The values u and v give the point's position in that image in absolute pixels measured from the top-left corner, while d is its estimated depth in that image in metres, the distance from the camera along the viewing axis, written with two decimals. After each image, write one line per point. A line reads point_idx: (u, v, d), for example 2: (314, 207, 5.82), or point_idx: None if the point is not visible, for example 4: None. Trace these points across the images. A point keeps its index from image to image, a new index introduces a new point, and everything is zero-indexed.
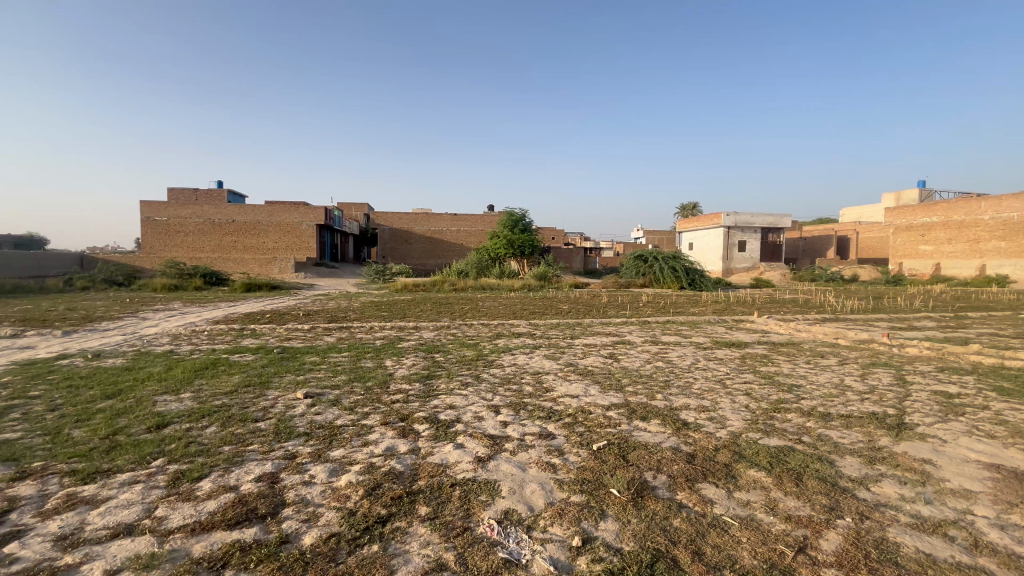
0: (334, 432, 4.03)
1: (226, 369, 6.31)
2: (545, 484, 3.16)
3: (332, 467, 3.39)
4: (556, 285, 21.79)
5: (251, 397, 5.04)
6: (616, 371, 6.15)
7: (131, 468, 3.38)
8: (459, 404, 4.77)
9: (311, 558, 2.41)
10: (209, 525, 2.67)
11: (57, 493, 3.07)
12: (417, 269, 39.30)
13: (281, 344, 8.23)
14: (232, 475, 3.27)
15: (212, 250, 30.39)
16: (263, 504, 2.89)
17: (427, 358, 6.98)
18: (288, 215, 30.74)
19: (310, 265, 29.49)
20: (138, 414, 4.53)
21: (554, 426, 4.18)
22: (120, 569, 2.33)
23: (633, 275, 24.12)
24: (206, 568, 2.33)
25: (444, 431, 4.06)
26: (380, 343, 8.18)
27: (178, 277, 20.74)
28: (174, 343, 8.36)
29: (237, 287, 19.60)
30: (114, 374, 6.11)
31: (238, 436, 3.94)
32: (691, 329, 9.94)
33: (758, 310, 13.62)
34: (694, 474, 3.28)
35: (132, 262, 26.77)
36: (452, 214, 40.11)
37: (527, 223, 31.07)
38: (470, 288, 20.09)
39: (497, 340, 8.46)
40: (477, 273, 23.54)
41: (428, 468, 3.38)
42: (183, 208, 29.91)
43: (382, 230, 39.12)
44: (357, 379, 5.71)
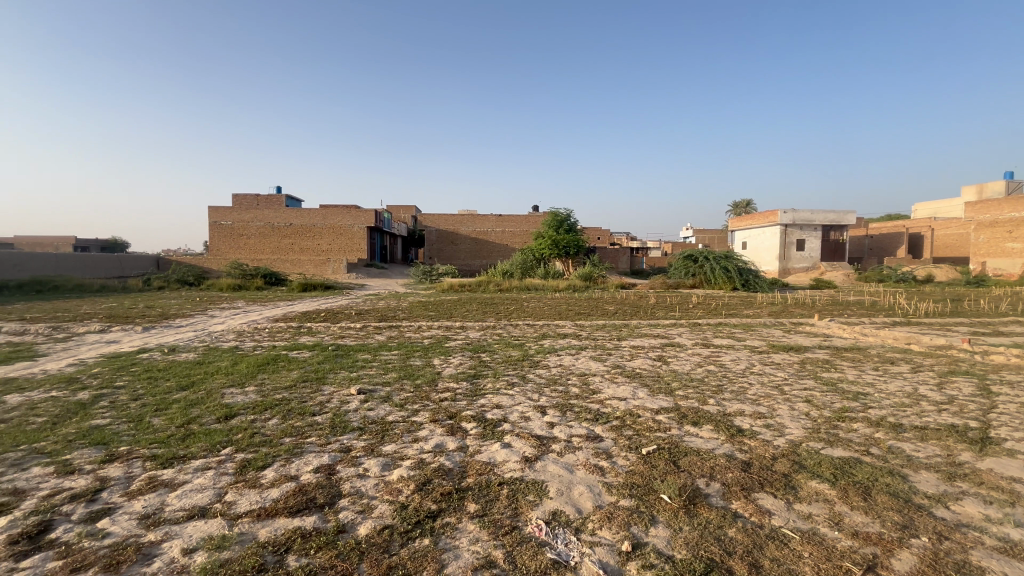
0: (386, 427, 4.17)
1: (285, 365, 6.67)
2: (592, 487, 3.13)
3: (385, 461, 3.51)
4: (602, 285, 21.52)
5: (309, 392, 5.31)
6: (666, 374, 6.00)
7: (203, 455, 3.64)
8: (506, 404, 4.80)
9: (366, 548, 2.50)
10: (273, 512, 2.83)
11: (140, 475, 3.36)
12: (463, 269, 39.91)
13: (335, 341, 8.62)
14: (293, 466, 3.45)
15: (272, 251, 32.17)
16: (321, 494, 3.03)
17: (474, 357, 7.08)
18: (341, 218, 32.07)
19: (361, 265, 30.59)
20: (208, 405, 4.87)
21: (601, 428, 4.14)
22: (195, 548, 2.52)
23: (682, 276, 23.43)
24: (272, 552, 2.47)
25: (491, 429, 4.11)
26: (428, 342, 8.38)
27: (242, 277, 22.09)
28: (239, 340, 8.93)
29: (294, 287, 20.65)
30: (187, 368, 6.60)
31: (297, 429, 4.15)
32: (746, 332, 9.54)
33: (819, 313, 12.88)
34: (750, 483, 3.15)
35: (201, 263, 28.80)
36: (497, 215, 40.48)
37: (573, 223, 30.82)
38: (515, 288, 20.20)
39: (543, 340, 8.46)
40: (522, 273, 23.64)
41: (476, 466, 3.43)
42: (246, 212, 31.86)
43: (429, 231, 40.04)
44: (407, 377, 5.87)
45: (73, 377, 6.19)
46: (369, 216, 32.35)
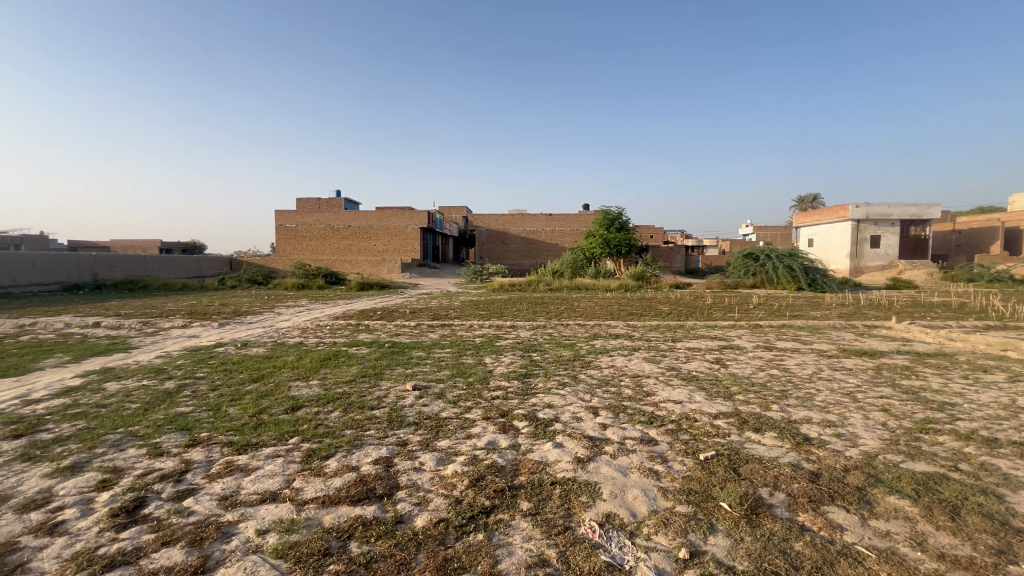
0: (440, 423, 4.27)
1: (345, 361, 6.99)
2: (647, 491, 3.06)
3: (439, 456, 3.60)
4: (655, 285, 20.95)
5: (367, 386, 5.55)
6: (724, 378, 5.75)
7: (273, 443, 3.89)
8: (557, 403, 4.79)
9: (423, 540, 2.58)
10: (337, 500, 2.98)
11: (218, 460, 3.64)
12: (513, 269, 40.12)
13: (391, 338, 8.94)
14: (354, 457, 3.62)
15: (332, 252, 33.80)
16: (380, 485, 3.16)
17: (524, 356, 7.11)
18: (396, 220, 33.18)
19: (415, 265, 31.47)
20: (277, 397, 5.20)
21: (656, 432, 4.04)
22: (268, 529, 2.70)
23: (741, 275, 22.37)
24: (336, 537, 2.61)
25: (543, 429, 4.11)
26: (479, 341, 8.50)
27: (305, 277, 23.37)
28: (303, 336, 9.46)
29: (352, 286, 21.58)
30: (258, 362, 7.07)
31: (357, 422, 4.34)
32: (813, 334, 8.98)
33: (897, 315, 11.88)
34: (819, 495, 2.96)
35: (269, 263, 30.75)
36: (547, 214, 40.42)
37: (624, 221, 30.17)
38: (566, 288, 20.08)
39: (594, 341, 8.35)
40: (572, 273, 23.45)
41: (529, 464, 3.45)
42: (309, 215, 33.68)
43: (479, 232, 40.61)
44: (460, 375, 5.99)
45: (160, 368, 6.80)
46: (422, 217, 33.24)
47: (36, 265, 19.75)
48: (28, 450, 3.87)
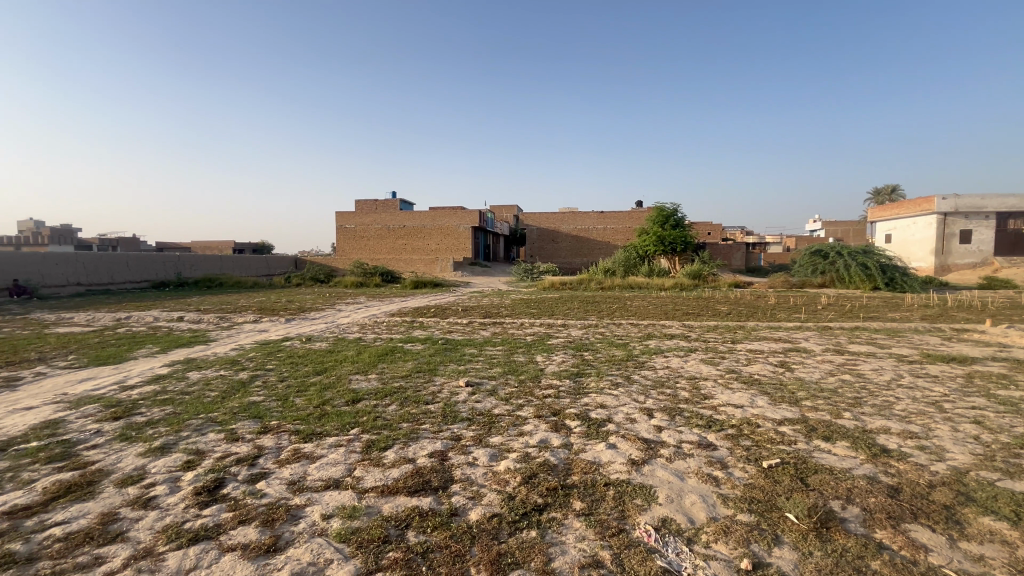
0: (492, 420, 4.32)
1: (401, 356, 7.23)
2: (706, 497, 2.95)
3: (492, 452, 3.65)
4: (713, 284, 20.11)
5: (422, 381, 5.72)
6: (790, 382, 5.42)
7: (335, 433, 4.10)
8: (610, 404, 4.72)
9: (477, 533, 2.63)
10: (395, 490, 3.10)
11: (287, 447, 3.87)
12: (563, 267, 39.87)
13: (444, 335, 9.15)
14: (410, 449, 3.74)
15: (387, 251, 35.05)
16: (435, 478, 3.24)
17: (576, 355, 7.05)
18: (448, 220, 33.87)
19: (466, 264, 32.03)
20: (339, 389, 5.47)
21: (715, 436, 3.88)
22: (332, 514, 2.84)
23: (808, 274, 21.04)
24: (395, 526, 2.71)
25: (596, 429, 4.06)
26: (530, 339, 8.52)
27: (363, 275, 24.39)
28: (362, 332, 9.88)
29: (407, 284, 22.27)
30: (320, 355, 7.46)
31: (413, 415, 4.49)
32: (891, 338, 8.28)
33: (992, 317, 10.73)
34: (899, 512, 2.73)
35: (330, 262, 32.36)
36: (599, 212, 39.84)
37: (680, 217, 29.15)
38: (618, 287, 19.73)
39: (648, 341, 8.14)
40: (624, 271, 22.99)
41: (581, 464, 3.42)
42: (366, 216, 35.11)
43: (530, 230, 40.65)
44: (511, 373, 6.03)
45: (235, 359, 7.33)
46: (474, 216, 33.72)
47: (130, 264, 21.82)
48: (124, 431, 4.29)
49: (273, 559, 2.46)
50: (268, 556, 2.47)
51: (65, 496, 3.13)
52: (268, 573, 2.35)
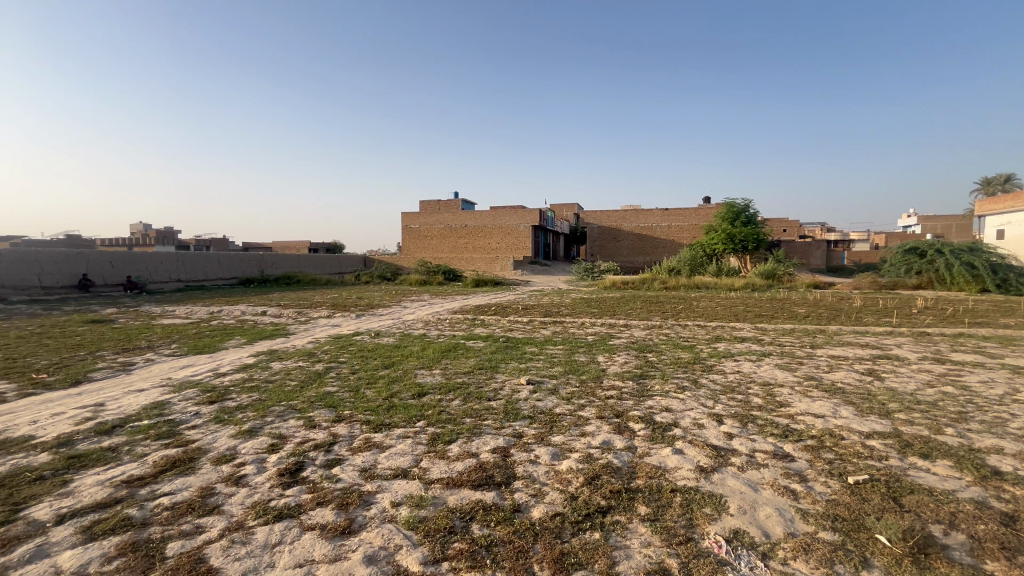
0: (554, 419, 4.33)
1: (464, 353, 7.40)
2: (783, 511, 2.78)
3: (554, 450, 3.65)
4: (789, 284, 18.83)
5: (484, 378, 5.84)
6: (880, 393, 4.96)
7: (403, 425, 4.27)
8: (676, 408, 4.56)
9: (540, 531, 2.64)
10: (459, 482, 3.18)
11: (359, 435, 4.09)
12: (625, 266, 38.96)
13: (506, 333, 9.26)
14: (473, 444, 3.82)
15: (450, 250, 35.99)
16: (498, 473, 3.30)
17: (639, 357, 6.87)
18: (509, 219, 34.17)
19: (526, 262, 32.15)
20: (406, 383, 5.70)
21: (793, 447, 3.64)
22: (400, 502, 2.97)
23: (900, 275, 19.15)
24: (459, 518, 2.78)
25: (661, 433, 3.95)
26: (591, 339, 8.41)
27: (427, 273, 25.23)
28: (426, 328, 10.22)
29: (468, 283, 22.75)
30: (388, 350, 7.81)
31: (476, 411, 4.58)
32: (1004, 347, 7.33)
33: None
34: (1014, 543, 2.43)
35: (396, 261, 33.74)
36: (663, 208, 38.53)
37: (752, 214, 27.51)
38: (683, 286, 19.00)
39: (717, 344, 7.76)
40: (690, 270, 22.09)
41: (646, 468, 3.34)
42: (430, 216, 36.25)
43: (591, 228, 40.08)
44: (573, 372, 5.99)
45: (311, 351, 7.85)
46: (534, 215, 33.76)
47: (221, 262, 23.97)
48: (218, 414, 4.73)
49: (348, 540, 2.61)
50: (343, 537, 2.63)
51: (171, 470, 3.50)
52: (343, 553, 2.50)
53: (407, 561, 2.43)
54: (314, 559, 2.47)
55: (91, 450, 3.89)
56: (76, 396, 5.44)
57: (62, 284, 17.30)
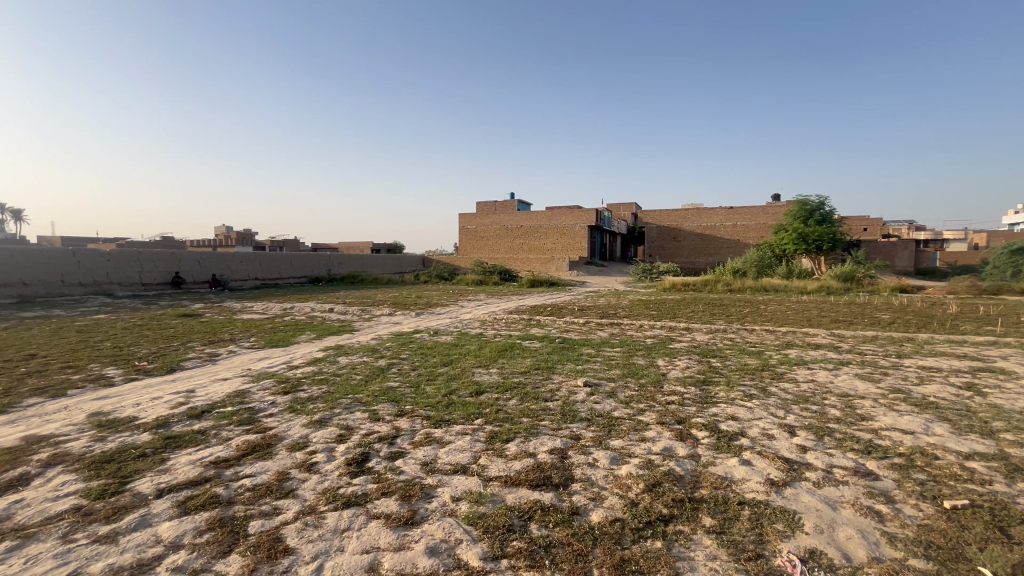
0: (613, 422, 4.25)
1: (520, 353, 7.44)
2: (866, 534, 2.56)
3: (613, 455, 3.58)
4: (870, 288, 17.38)
5: (541, 378, 5.83)
6: (982, 410, 4.45)
7: (462, 422, 4.36)
8: (743, 417, 4.33)
9: (599, 536, 2.61)
10: (518, 482, 3.20)
11: (420, 430, 4.23)
12: (685, 267, 37.60)
13: (561, 334, 9.22)
14: (531, 444, 3.83)
15: (506, 251, 36.33)
16: (556, 474, 3.28)
17: (702, 362, 6.60)
18: (564, 219, 33.96)
19: (582, 263, 31.78)
20: (464, 381, 5.82)
21: (877, 464, 3.35)
22: (460, 497, 3.04)
23: (1006, 278, 17.13)
24: (518, 517, 2.80)
25: (727, 443, 3.76)
26: (650, 342, 8.19)
27: (483, 273, 25.60)
28: (483, 328, 10.37)
29: (524, 283, 22.86)
30: (447, 348, 8.00)
31: (533, 411, 4.60)
32: None
33: None
34: None
35: (454, 262, 34.51)
36: (727, 207, 36.78)
37: (827, 212, 25.62)
38: (749, 289, 18.04)
39: (788, 350, 7.29)
40: (757, 272, 20.94)
41: (711, 478, 3.20)
42: (486, 217, 36.79)
43: (649, 228, 39.02)
44: (631, 376, 5.85)
45: (375, 348, 8.19)
46: (590, 215, 33.36)
47: (293, 262, 25.60)
48: (291, 404, 5.05)
49: (411, 531, 2.70)
50: (407, 528, 2.73)
51: (251, 454, 3.78)
52: (406, 543, 2.59)
53: (467, 555, 2.48)
54: (379, 547, 2.58)
55: (184, 431, 4.29)
56: (171, 382, 6.02)
57: (158, 281, 19.21)
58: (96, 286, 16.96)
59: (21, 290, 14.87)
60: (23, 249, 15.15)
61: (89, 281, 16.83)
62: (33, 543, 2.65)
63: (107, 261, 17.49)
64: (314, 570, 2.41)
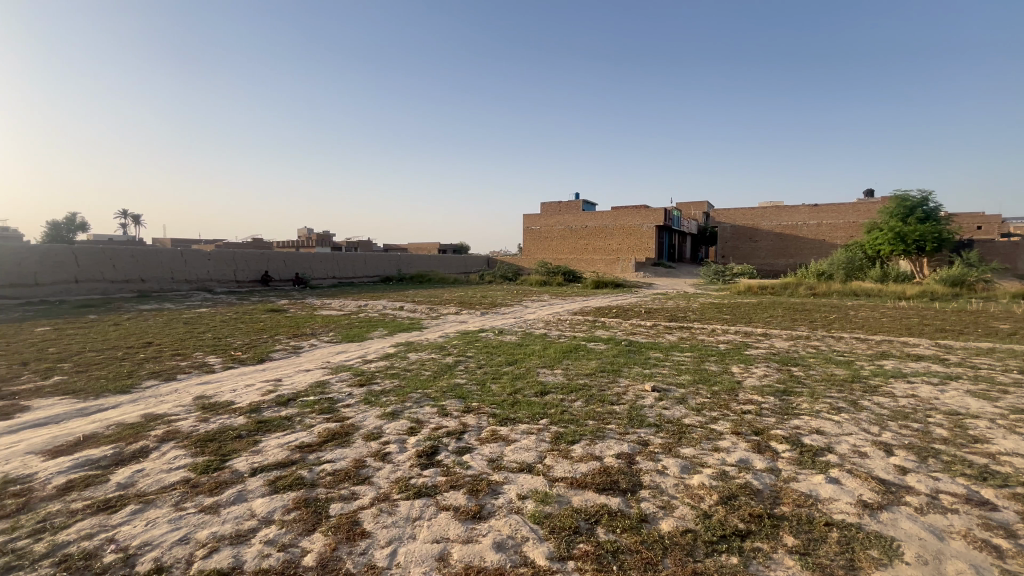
0: (683, 430, 4.09)
1: (585, 355, 7.36)
2: (980, 570, 2.28)
3: (683, 463, 3.45)
4: (984, 294, 15.38)
5: (607, 381, 5.73)
6: None
7: (527, 421, 4.39)
8: (830, 431, 4.01)
9: (670, 545, 2.52)
10: (584, 484, 3.18)
11: (486, 428, 4.30)
12: (763, 270, 35.35)
13: (628, 337, 9.00)
14: (597, 447, 3.78)
15: (570, 251, 36.09)
16: (623, 479, 3.22)
17: (781, 370, 6.17)
18: (631, 219, 33.11)
19: (649, 264, 30.85)
20: (529, 380, 5.86)
21: (995, 493, 2.96)
22: (526, 496, 3.06)
23: None
24: (584, 519, 2.78)
25: (811, 458, 3.50)
26: (723, 347, 7.78)
27: (547, 274, 25.57)
28: (547, 328, 10.38)
29: (588, 284, 22.57)
30: (512, 348, 8.09)
31: (599, 414, 4.53)
32: None
33: None
34: None
35: (518, 262, 34.81)
36: (811, 204, 34.11)
37: (931, 208, 22.89)
38: (836, 293, 16.61)
39: (883, 361, 6.62)
40: (845, 274, 19.27)
41: (793, 494, 2.99)
42: (551, 218, 36.81)
43: (723, 228, 37.08)
44: (703, 382, 5.59)
45: (443, 345, 8.46)
46: (658, 215, 32.27)
47: (366, 262, 27.05)
48: (366, 396, 5.34)
49: (479, 525, 2.76)
50: (474, 522, 2.79)
51: (331, 441, 4.05)
52: (475, 536, 2.66)
53: (534, 554, 2.50)
54: (448, 538, 2.66)
55: (272, 417, 4.67)
56: (261, 372, 6.58)
57: (250, 279, 21.06)
58: (199, 283, 18.91)
59: (141, 286, 16.88)
60: (142, 249, 17.23)
61: (193, 278, 18.79)
62: (151, 508, 3.01)
63: (208, 260, 19.45)
64: (389, 554, 2.54)
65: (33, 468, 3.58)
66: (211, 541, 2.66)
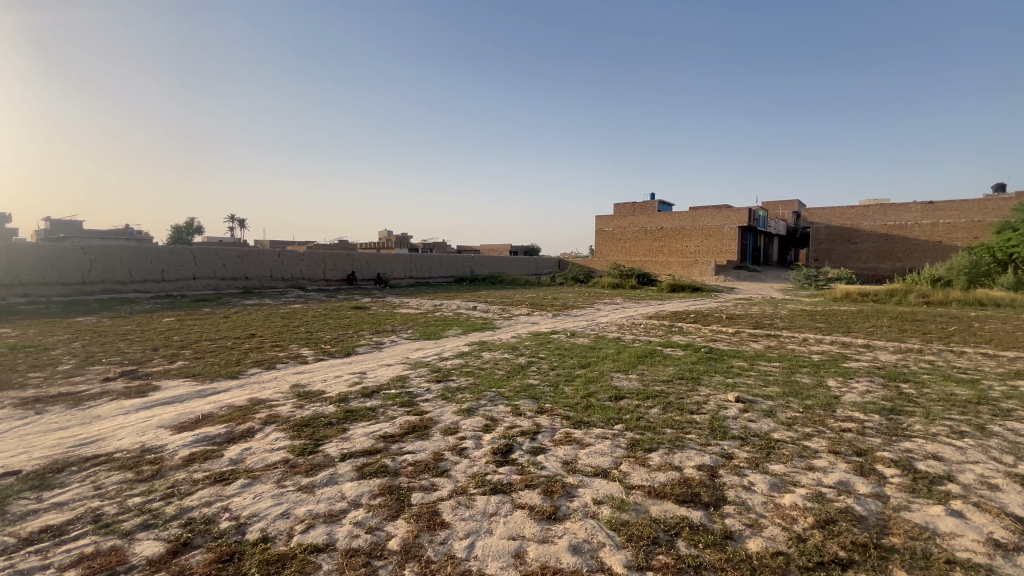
0: (772, 444, 3.82)
1: (661, 360, 7.12)
2: None
3: (774, 480, 3.22)
4: None
5: (686, 389, 5.48)
6: None
7: (601, 425, 4.32)
8: (950, 458, 3.55)
9: (759, 567, 2.38)
10: (662, 493, 3.07)
11: (559, 429, 4.28)
12: (864, 275, 32.07)
13: (708, 343, 8.56)
14: (675, 456, 3.64)
15: (643, 254, 35.04)
16: (705, 493, 3.07)
17: (887, 386, 5.54)
18: (711, 219, 31.42)
19: (730, 268, 29.13)
20: (603, 384, 5.76)
21: None
22: (602, 501, 3.02)
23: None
24: (664, 530, 2.69)
25: (926, 486, 3.11)
26: (817, 358, 7.13)
27: (620, 276, 24.87)
28: (621, 332, 10.12)
29: (664, 287, 21.75)
30: (584, 351, 7.98)
31: (677, 422, 4.36)
32: None
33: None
34: None
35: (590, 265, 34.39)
36: (924, 201, 30.49)
37: None
38: (956, 301, 14.66)
39: (1018, 381, 5.72)
40: (968, 281, 16.94)
41: (905, 525, 2.69)
42: (625, 219, 36.09)
43: (817, 228, 34.06)
44: (794, 395, 5.16)
45: (515, 346, 8.54)
46: (742, 215, 30.33)
47: (441, 262, 28.07)
48: (444, 392, 5.55)
49: (554, 526, 2.76)
50: (550, 522, 2.80)
51: (412, 434, 4.24)
52: (551, 536, 2.67)
53: (611, 560, 2.46)
54: (524, 537, 2.69)
55: (358, 407, 4.99)
56: (347, 364, 7.06)
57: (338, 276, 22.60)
58: (294, 281, 20.68)
59: (245, 282, 18.78)
60: (247, 251, 19.24)
61: (289, 276, 20.59)
62: (258, 483, 3.34)
63: (301, 260, 21.23)
64: (467, 546, 2.62)
65: (163, 439, 4.12)
66: (308, 518, 2.90)
